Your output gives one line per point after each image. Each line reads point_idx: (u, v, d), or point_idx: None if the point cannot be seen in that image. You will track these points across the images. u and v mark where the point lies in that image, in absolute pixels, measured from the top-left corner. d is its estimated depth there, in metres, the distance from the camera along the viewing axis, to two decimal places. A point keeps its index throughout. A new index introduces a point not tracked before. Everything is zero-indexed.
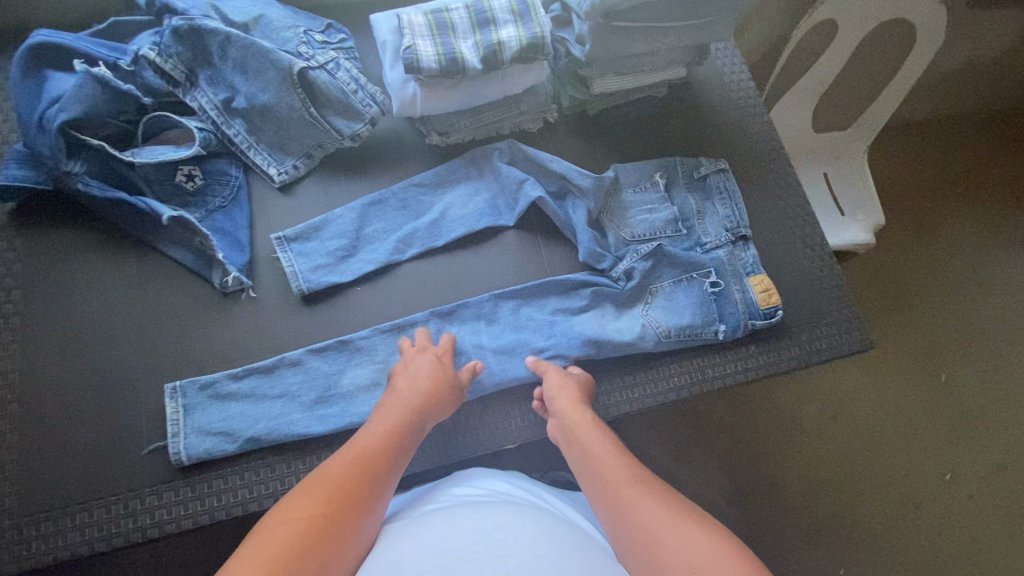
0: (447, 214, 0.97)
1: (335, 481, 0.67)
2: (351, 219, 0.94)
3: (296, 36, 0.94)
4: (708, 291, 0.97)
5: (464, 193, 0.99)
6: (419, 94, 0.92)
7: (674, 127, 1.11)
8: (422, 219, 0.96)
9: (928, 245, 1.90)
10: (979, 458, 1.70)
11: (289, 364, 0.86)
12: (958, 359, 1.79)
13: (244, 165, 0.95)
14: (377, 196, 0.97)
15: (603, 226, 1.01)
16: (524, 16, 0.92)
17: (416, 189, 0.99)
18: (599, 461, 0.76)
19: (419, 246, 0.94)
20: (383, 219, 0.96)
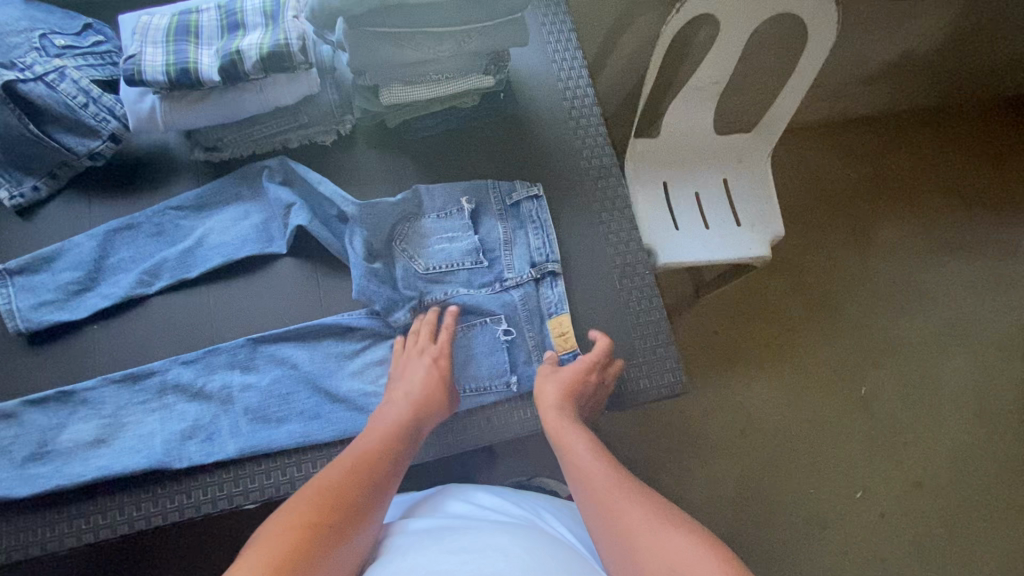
0: (205, 241, 0.88)
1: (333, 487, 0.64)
2: (91, 247, 0.85)
3: (26, 41, 0.83)
4: (500, 337, 0.89)
5: (229, 217, 0.90)
6: (158, 107, 0.82)
7: (490, 144, 1.01)
8: (176, 247, 0.88)
9: (853, 255, 1.71)
10: (894, 476, 1.53)
11: (2, 416, 0.78)
12: (881, 372, 1.62)
13: None
14: (128, 220, 0.88)
15: (394, 253, 0.90)
16: (274, 19, 0.80)
17: (174, 213, 0.89)
18: (583, 463, 0.72)
19: (168, 277, 0.86)
20: (134, 246, 0.87)
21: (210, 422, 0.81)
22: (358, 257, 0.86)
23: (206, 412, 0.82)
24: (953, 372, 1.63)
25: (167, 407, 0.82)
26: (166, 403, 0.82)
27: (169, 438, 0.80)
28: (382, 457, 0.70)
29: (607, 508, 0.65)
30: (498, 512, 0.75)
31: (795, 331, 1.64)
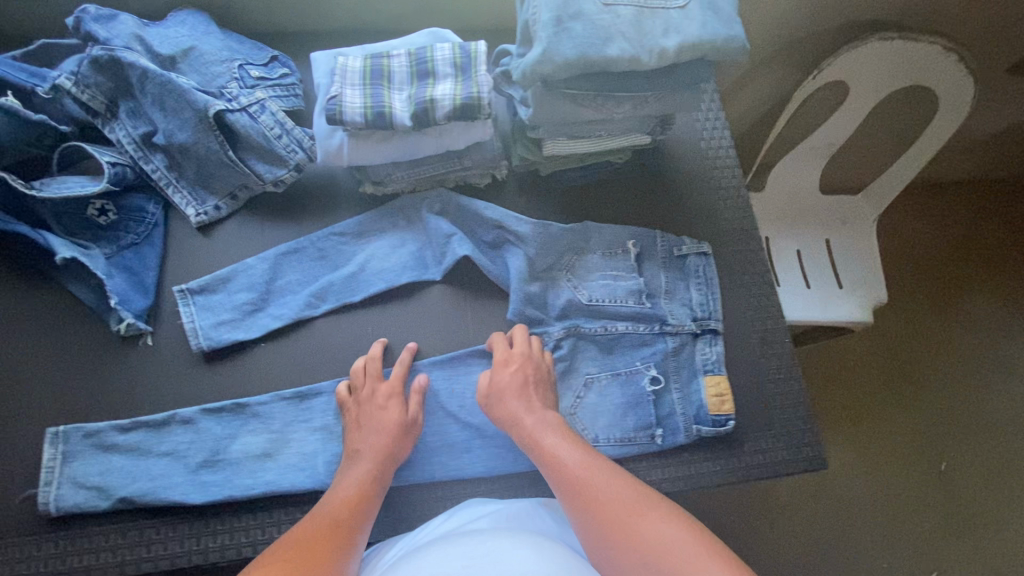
0: (367, 267, 0.92)
1: (343, 513, 0.70)
2: (262, 270, 0.90)
3: (228, 72, 0.89)
4: (648, 387, 0.88)
5: (388, 244, 0.94)
6: (345, 144, 0.86)
7: (636, 197, 1.01)
8: (340, 271, 0.92)
9: (953, 326, 1.62)
10: (975, 564, 1.44)
11: (180, 421, 0.82)
12: (967, 450, 1.52)
13: (165, 202, 0.92)
14: (294, 244, 0.92)
15: (556, 277, 0.94)
16: (465, 70, 0.85)
17: (336, 238, 0.94)
18: (564, 460, 0.74)
19: (332, 301, 0.90)
20: (300, 268, 0.92)
21: None
22: (518, 283, 0.91)
23: None
24: None
25: (328, 428, 0.84)
26: (328, 424, 0.84)
27: (331, 460, 0.82)
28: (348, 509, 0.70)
29: (597, 511, 0.68)
30: (518, 509, 0.77)
31: (883, 401, 1.56)
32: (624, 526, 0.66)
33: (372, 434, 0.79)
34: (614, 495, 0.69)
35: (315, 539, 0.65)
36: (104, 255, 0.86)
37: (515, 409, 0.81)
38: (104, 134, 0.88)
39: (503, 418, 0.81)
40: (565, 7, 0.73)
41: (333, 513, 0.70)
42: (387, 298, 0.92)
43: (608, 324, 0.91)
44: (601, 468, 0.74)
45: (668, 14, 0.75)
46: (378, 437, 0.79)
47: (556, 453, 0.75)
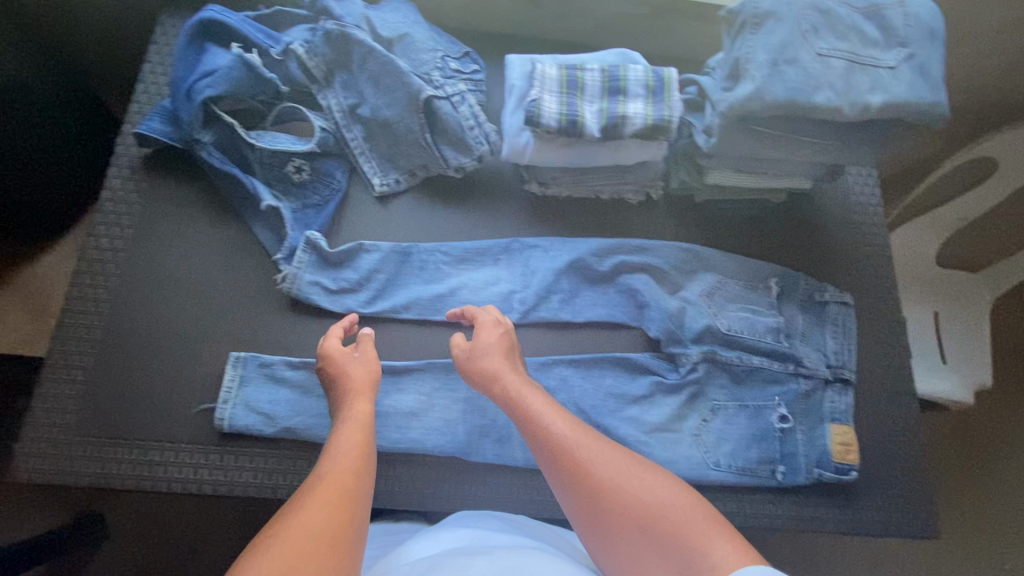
0: (456, 293, 0.95)
1: (344, 480, 0.63)
2: (372, 259, 0.95)
3: (432, 60, 0.96)
4: (776, 424, 0.90)
5: (482, 278, 0.97)
6: (530, 145, 0.92)
7: (782, 238, 1.02)
8: (431, 288, 0.96)
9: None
10: None
11: None
12: None
13: (350, 170, 0.99)
14: (407, 247, 0.97)
15: (697, 303, 0.96)
16: (657, 93, 0.89)
17: (440, 256, 0.98)
18: (546, 422, 0.74)
19: (416, 313, 0.94)
20: (397, 269, 0.96)
21: (504, 426, 0.88)
22: (663, 300, 0.94)
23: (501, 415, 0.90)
24: None
25: (471, 401, 0.90)
26: (472, 397, 0.90)
27: (469, 431, 0.88)
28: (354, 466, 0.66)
29: (587, 477, 0.68)
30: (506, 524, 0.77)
31: (965, 503, 1.37)
32: (611, 487, 0.67)
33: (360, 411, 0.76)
34: (605, 459, 0.69)
35: (326, 492, 0.61)
36: (291, 209, 0.95)
37: (495, 365, 0.82)
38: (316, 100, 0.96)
39: (476, 376, 0.83)
40: (782, 52, 0.77)
41: (330, 480, 0.63)
42: (533, 297, 0.95)
43: (745, 357, 0.93)
44: (584, 431, 0.73)
45: (878, 73, 0.78)
46: (353, 424, 0.74)
47: (535, 416, 0.75)
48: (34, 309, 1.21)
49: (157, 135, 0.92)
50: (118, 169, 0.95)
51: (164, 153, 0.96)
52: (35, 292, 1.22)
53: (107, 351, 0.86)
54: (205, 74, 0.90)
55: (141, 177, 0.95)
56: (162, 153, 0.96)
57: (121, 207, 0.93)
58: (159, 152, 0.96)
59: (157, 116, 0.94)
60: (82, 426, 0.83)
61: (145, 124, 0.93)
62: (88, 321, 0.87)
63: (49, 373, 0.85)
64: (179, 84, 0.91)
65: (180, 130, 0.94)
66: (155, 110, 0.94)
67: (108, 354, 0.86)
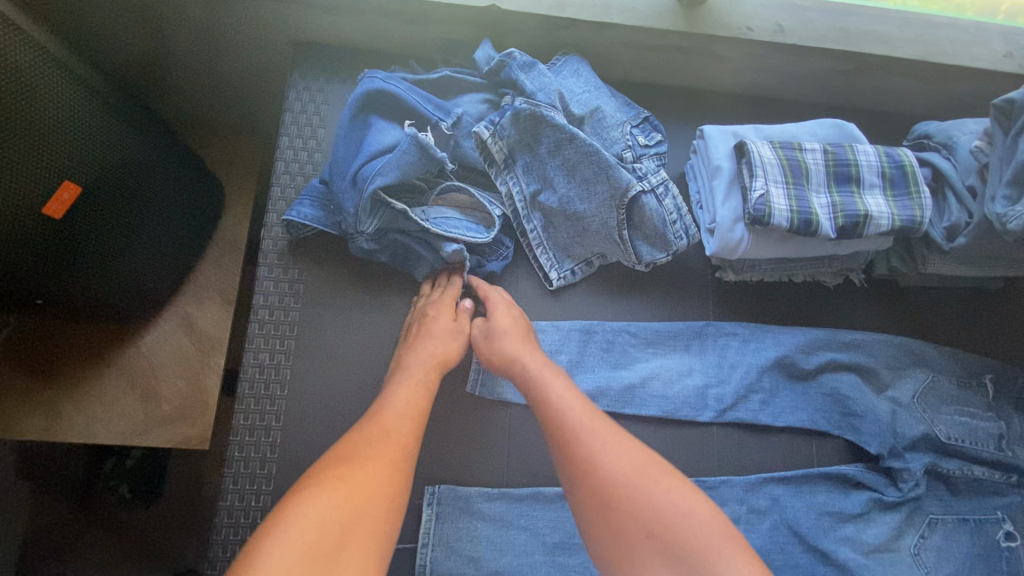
0: (649, 383, 0.86)
1: (397, 441, 0.64)
2: (553, 338, 0.86)
3: (624, 137, 0.84)
4: (1000, 542, 0.83)
5: (674, 365, 0.88)
6: (745, 240, 0.81)
7: (994, 328, 0.93)
8: (619, 374, 0.87)
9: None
10: None
11: (542, 498, 0.80)
12: None
13: (517, 240, 0.87)
14: (590, 324, 0.88)
15: (911, 407, 0.87)
16: (897, 185, 0.79)
17: (627, 336, 0.88)
18: (567, 412, 0.69)
19: (606, 403, 0.85)
20: (580, 350, 0.87)
21: None
22: (874, 406, 0.86)
23: None
24: None
25: None
26: None
27: None
28: (370, 450, 0.62)
29: (602, 482, 0.64)
30: None
31: None
32: (634, 495, 0.63)
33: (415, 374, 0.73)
34: (623, 460, 0.66)
35: (338, 489, 0.57)
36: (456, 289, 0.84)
37: (514, 349, 0.76)
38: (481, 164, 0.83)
39: (494, 359, 0.76)
40: None
41: (381, 440, 0.64)
42: (732, 394, 0.87)
43: (965, 467, 0.85)
44: (609, 428, 0.68)
45: None
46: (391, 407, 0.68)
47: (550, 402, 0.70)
48: (142, 394, 1.10)
49: (311, 222, 0.81)
50: (268, 268, 0.83)
51: (313, 241, 0.85)
52: (142, 374, 1.11)
53: (284, 486, 0.78)
54: (374, 155, 0.77)
55: (294, 278, 0.84)
56: (310, 243, 0.84)
57: (277, 315, 0.82)
58: (307, 239, 0.85)
59: (306, 198, 0.82)
60: None
61: (295, 209, 0.81)
62: (259, 453, 0.79)
63: (225, 515, 0.77)
64: (339, 165, 0.78)
65: (332, 213, 0.82)
66: (305, 192, 0.82)
67: (288, 492, 0.78)
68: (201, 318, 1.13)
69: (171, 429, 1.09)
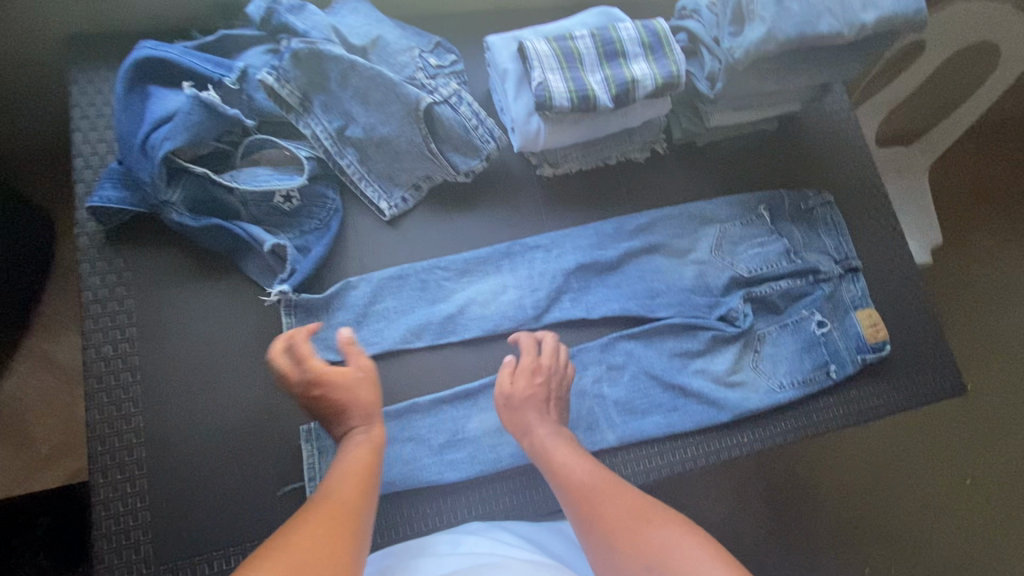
0: (467, 310, 0.91)
1: (357, 479, 0.68)
2: (363, 293, 0.88)
3: (412, 61, 0.88)
4: (818, 331, 0.96)
5: (489, 288, 0.93)
6: (543, 129, 0.88)
7: (779, 164, 1.07)
8: (438, 309, 0.90)
9: (997, 272, 1.59)
10: None
11: (420, 409, 0.85)
12: None
13: (341, 188, 0.90)
14: (399, 270, 0.91)
15: (719, 254, 0.99)
16: (656, 50, 0.88)
17: (439, 272, 0.92)
18: (575, 473, 0.76)
19: (427, 340, 0.89)
20: (399, 295, 0.90)
21: (589, 414, 0.90)
22: (678, 277, 0.97)
23: (583, 405, 0.90)
24: None
25: None
26: None
27: None
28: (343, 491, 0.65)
29: (612, 523, 0.70)
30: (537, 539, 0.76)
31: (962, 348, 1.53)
32: (638, 531, 0.68)
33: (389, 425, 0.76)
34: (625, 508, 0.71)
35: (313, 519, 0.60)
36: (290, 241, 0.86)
37: (533, 415, 0.82)
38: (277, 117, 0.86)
39: (512, 419, 0.82)
40: None
41: (354, 478, 0.68)
42: (545, 300, 0.94)
43: (777, 284, 0.98)
44: (616, 486, 0.75)
45: None
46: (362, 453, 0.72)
47: (565, 471, 0.76)
48: (12, 444, 1.04)
49: (114, 204, 0.80)
50: (90, 263, 0.82)
51: (127, 227, 0.84)
52: (7, 424, 1.05)
53: (159, 465, 0.78)
54: (157, 122, 0.77)
55: (120, 267, 0.83)
56: (124, 228, 0.84)
57: (111, 305, 0.81)
58: (122, 227, 0.84)
59: (107, 181, 0.81)
60: (164, 552, 0.76)
61: (96, 194, 0.80)
62: (124, 441, 0.78)
63: (101, 509, 0.75)
64: (125, 139, 0.78)
65: (138, 193, 0.81)
66: (105, 175, 0.81)
67: (163, 471, 0.78)
68: (60, 351, 1.09)
69: (50, 473, 1.03)
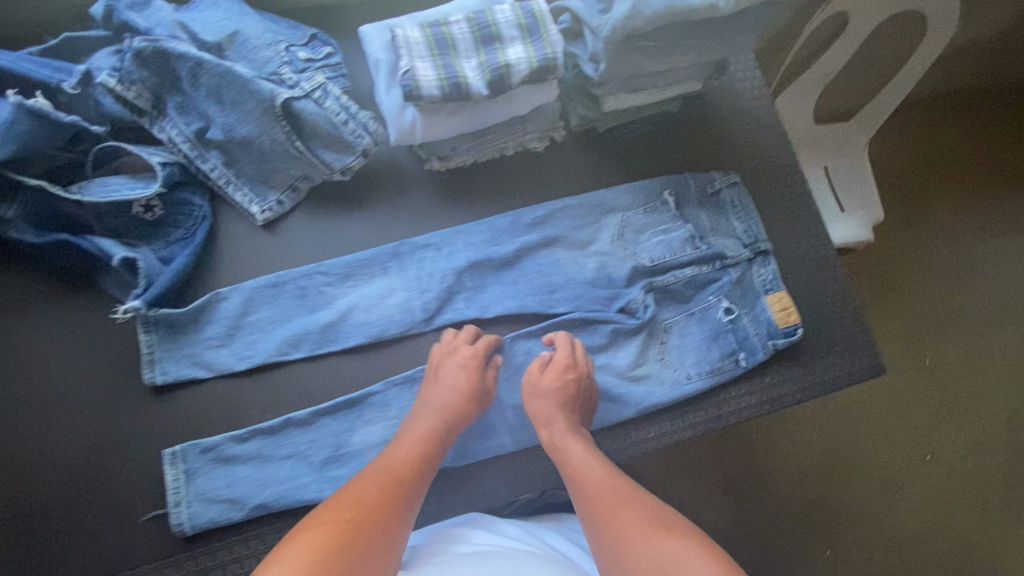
0: (349, 316, 0.87)
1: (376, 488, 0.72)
2: (235, 302, 0.84)
3: (276, 55, 0.83)
4: (724, 319, 0.93)
5: (372, 294, 0.89)
6: (418, 121, 0.83)
7: (682, 148, 1.05)
8: (318, 316, 0.87)
9: (942, 246, 1.63)
10: (961, 447, 1.50)
11: (298, 423, 0.80)
12: (950, 347, 1.56)
13: (211, 194, 0.86)
14: (274, 278, 0.86)
15: (619, 245, 0.96)
16: (533, 32, 0.83)
17: (319, 278, 0.88)
18: (589, 474, 0.79)
19: (306, 349, 0.85)
20: (275, 304, 0.86)
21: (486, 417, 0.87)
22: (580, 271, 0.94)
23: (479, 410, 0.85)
24: (1009, 343, 1.59)
25: None
26: None
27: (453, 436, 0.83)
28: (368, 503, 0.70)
29: (620, 527, 0.72)
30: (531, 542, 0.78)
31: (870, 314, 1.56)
32: (645, 540, 0.69)
33: (422, 423, 0.80)
34: (636, 516, 0.73)
35: (325, 533, 0.65)
36: (154, 252, 0.82)
37: (553, 413, 0.85)
38: (128, 121, 0.81)
39: (534, 413, 0.86)
40: None
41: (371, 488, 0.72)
42: (435, 303, 0.90)
43: (680, 273, 0.94)
44: (630, 490, 0.76)
45: None
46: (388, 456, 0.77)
47: (581, 470, 0.79)
48: None
49: None
50: None
51: None
52: None
53: (18, 497, 0.75)
54: None
55: None
56: None
57: None
58: None
59: None
60: None
61: None
62: None
63: None
64: None
65: None
66: None
67: (20, 503, 0.74)
68: None
69: None
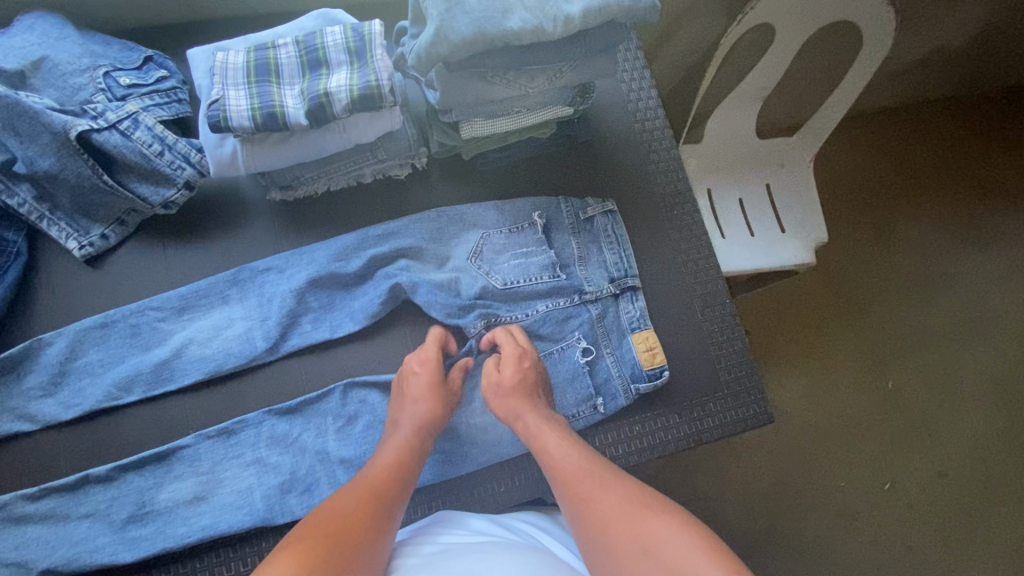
0: (184, 352, 0.81)
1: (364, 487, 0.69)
2: (60, 346, 0.80)
3: (91, 82, 0.78)
4: (580, 360, 0.86)
5: (210, 324, 0.83)
6: (239, 151, 0.78)
7: (556, 173, 0.98)
8: (151, 355, 0.81)
9: (918, 258, 1.39)
10: (916, 485, 1.27)
11: (97, 480, 0.76)
12: (907, 368, 1.33)
13: (28, 228, 0.83)
14: (104, 317, 0.81)
15: (467, 267, 0.88)
16: (360, 56, 0.76)
17: (151, 314, 0.82)
18: (559, 457, 0.72)
19: (140, 392, 0.80)
20: (106, 345, 0.81)
21: (308, 474, 0.79)
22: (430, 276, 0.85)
23: (303, 464, 0.79)
24: (981, 364, 1.34)
25: (262, 461, 0.79)
26: (261, 457, 0.79)
27: (269, 493, 0.77)
28: (353, 505, 0.66)
29: (596, 509, 0.66)
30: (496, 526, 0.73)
31: (809, 332, 1.34)
32: (624, 518, 0.64)
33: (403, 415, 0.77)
34: (615, 492, 0.67)
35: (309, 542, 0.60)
36: None
37: (517, 404, 0.79)
38: None
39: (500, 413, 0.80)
40: None
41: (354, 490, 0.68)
42: (278, 326, 0.83)
43: (531, 309, 0.87)
44: (604, 467, 0.71)
45: None
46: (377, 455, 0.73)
47: (553, 452, 0.73)
48: None
49: None
50: None
51: None
52: None
53: None
54: None
55: None
56: None
57: None
58: None
59: None
60: None
61: None
62: None
63: None
64: None
65: None
66: None
67: None
68: None
69: None
